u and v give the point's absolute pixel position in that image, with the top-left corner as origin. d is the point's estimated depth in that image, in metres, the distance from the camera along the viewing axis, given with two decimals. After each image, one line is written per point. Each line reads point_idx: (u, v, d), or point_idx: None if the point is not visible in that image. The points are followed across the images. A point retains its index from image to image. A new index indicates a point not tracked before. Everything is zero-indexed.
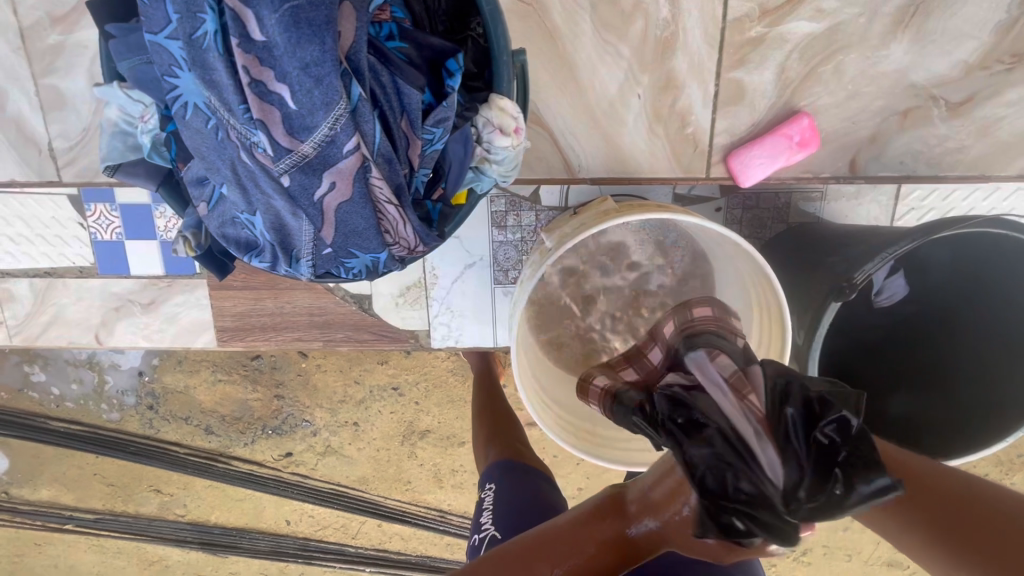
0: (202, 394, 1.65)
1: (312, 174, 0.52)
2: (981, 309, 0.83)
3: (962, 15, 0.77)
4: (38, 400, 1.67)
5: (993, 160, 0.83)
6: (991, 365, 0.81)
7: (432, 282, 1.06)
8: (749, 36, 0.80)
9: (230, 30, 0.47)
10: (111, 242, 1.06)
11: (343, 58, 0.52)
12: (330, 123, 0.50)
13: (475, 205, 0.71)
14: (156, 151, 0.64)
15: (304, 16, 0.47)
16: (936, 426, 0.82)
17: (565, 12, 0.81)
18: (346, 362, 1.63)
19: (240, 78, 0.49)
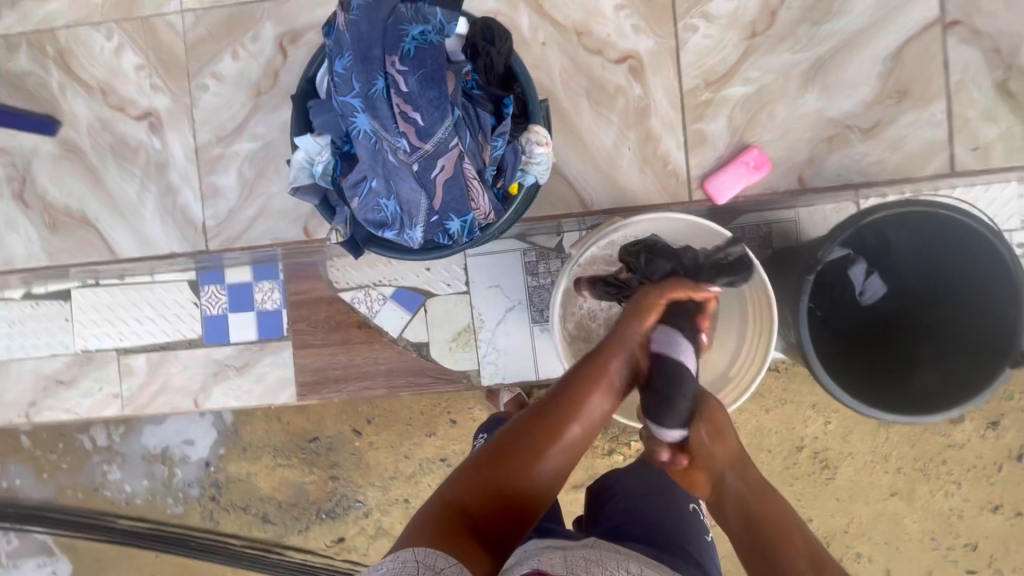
0: (262, 480, 1.56)
1: (432, 172, 0.59)
2: (955, 283, 0.94)
3: (851, 69, 0.93)
4: (112, 499, 1.61)
5: (908, 166, 0.94)
6: (966, 320, 0.92)
7: (479, 325, 1.26)
8: (701, 100, 0.96)
9: (393, 80, 0.57)
10: (217, 315, 1.31)
11: (452, 93, 0.59)
12: (450, 135, 0.58)
13: (530, 203, 0.73)
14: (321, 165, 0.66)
15: (435, 71, 0.57)
16: (950, 385, 0.90)
17: (563, 81, 0.96)
18: (396, 437, 1.53)
19: (389, 121, 0.57)
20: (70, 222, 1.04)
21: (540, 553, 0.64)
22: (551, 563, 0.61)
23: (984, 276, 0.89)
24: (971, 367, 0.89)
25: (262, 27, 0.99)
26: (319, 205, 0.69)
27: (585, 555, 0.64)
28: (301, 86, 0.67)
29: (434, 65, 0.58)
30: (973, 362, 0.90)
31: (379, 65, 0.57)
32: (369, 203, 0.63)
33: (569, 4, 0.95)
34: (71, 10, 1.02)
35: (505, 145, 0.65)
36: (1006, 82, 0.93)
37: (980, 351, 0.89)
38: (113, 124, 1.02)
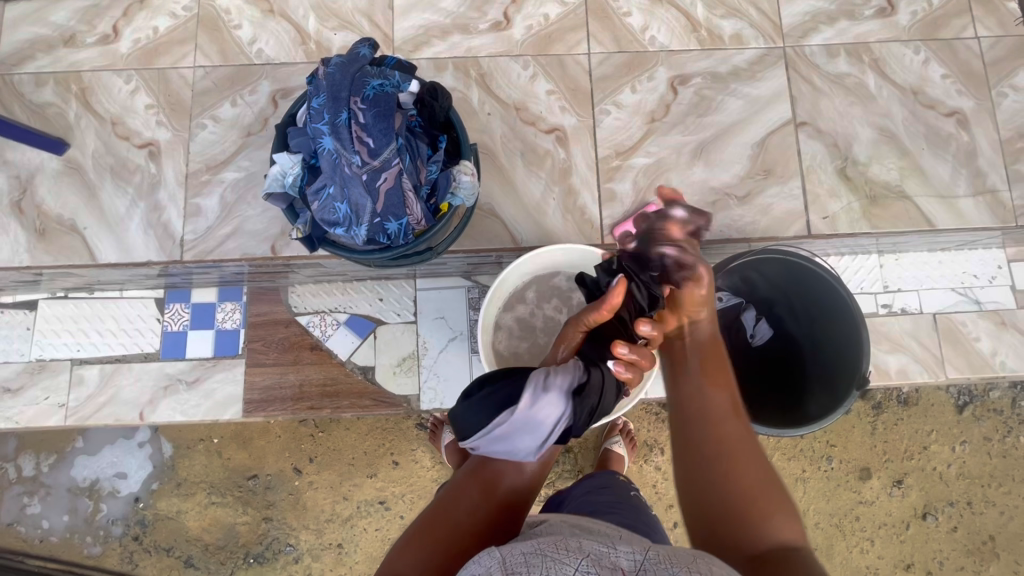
0: (192, 519, 1.48)
1: (378, 181, 0.76)
2: (821, 325, 1.12)
3: (727, 151, 1.20)
4: (24, 536, 1.48)
5: (776, 228, 1.18)
6: (830, 350, 1.11)
7: (423, 352, 1.38)
8: (614, 165, 1.19)
9: (354, 113, 0.76)
10: (177, 331, 1.39)
11: (398, 127, 0.78)
12: (394, 156, 0.76)
13: (460, 223, 0.87)
14: (290, 174, 0.82)
15: (387, 109, 0.77)
16: (827, 405, 1.07)
17: (503, 145, 1.19)
18: (336, 477, 1.49)
19: (348, 142, 0.75)
20: (59, 229, 1.17)
21: (473, 564, 0.56)
22: (486, 569, 0.54)
23: (839, 314, 1.07)
24: (839, 387, 1.06)
25: (260, 83, 1.21)
26: (285, 210, 0.85)
27: (523, 547, 0.57)
28: (283, 119, 0.86)
29: (387, 105, 0.77)
30: (838, 383, 1.07)
31: (345, 103, 0.76)
32: (326, 205, 0.79)
33: (511, 86, 1.21)
34: (100, 58, 1.22)
35: (440, 172, 0.84)
36: (845, 169, 1.20)
37: (842, 374, 1.07)
38: (117, 150, 1.19)
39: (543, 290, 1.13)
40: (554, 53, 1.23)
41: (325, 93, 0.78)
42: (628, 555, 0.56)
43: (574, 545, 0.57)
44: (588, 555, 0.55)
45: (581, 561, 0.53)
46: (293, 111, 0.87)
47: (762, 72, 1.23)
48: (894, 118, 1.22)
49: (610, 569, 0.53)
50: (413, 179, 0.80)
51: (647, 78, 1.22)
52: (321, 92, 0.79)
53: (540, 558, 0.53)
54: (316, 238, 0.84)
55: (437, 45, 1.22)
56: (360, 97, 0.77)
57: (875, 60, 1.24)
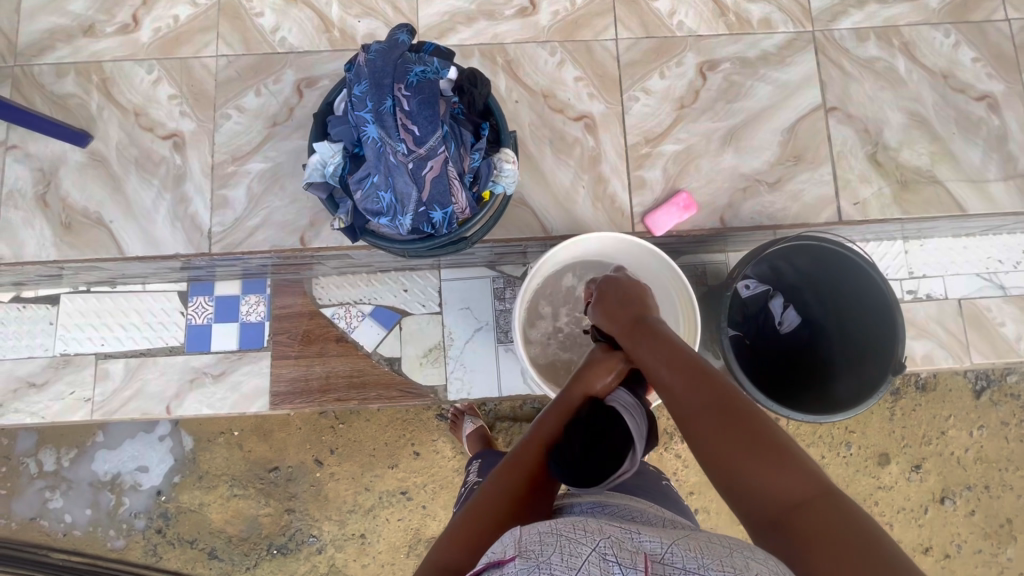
0: (216, 511, 1.48)
1: (424, 169, 0.75)
2: (851, 311, 1.12)
3: (757, 137, 1.19)
4: (48, 530, 1.49)
5: (807, 215, 1.18)
6: (860, 335, 1.11)
7: (449, 343, 1.38)
8: (643, 153, 1.18)
9: (399, 100, 0.75)
10: (201, 324, 1.38)
11: (442, 113, 0.77)
12: (440, 144, 0.75)
13: (500, 212, 0.86)
14: (331, 163, 0.81)
15: (431, 96, 0.76)
16: (860, 390, 1.07)
17: (531, 133, 1.18)
18: (358, 468, 1.50)
19: (393, 130, 0.74)
20: (84, 222, 1.15)
21: (498, 542, 0.55)
22: (503, 547, 0.54)
23: (872, 300, 1.07)
24: (871, 372, 1.07)
25: (284, 72, 1.20)
26: (324, 199, 0.84)
27: (540, 524, 0.56)
28: (321, 107, 0.85)
29: (431, 92, 0.76)
30: (870, 367, 1.07)
31: (389, 90, 0.76)
32: (371, 193, 0.78)
33: (538, 73, 1.20)
34: (120, 47, 1.20)
35: (482, 160, 0.83)
36: (875, 154, 1.19)
37: (874, 359, 1.07)
38: (141, 141, 1.17)
39: (579, 277, 1.14)
40: (582, 39, 1.21)
41: (367, 81, 0.77)
42: (651, 539, 0.55)
43: (594, 526, 0.55)
44: (610, 536, 0.54)
45: (600, 543, 0.52)
46: (331, 99, 0.86)
47: (791, 57, 1.22)
48: (925, 103, 1.21)
49: (632, 551, 0.51)
50: (457, 166, 0.79)
51: (675, 64, 1.21)
52: (363, 80, 0.78)
53: (560, 536, 0.52)
54: (358, 227, 0.83)
55: (462, 32, 1.21)
56: (404, 84, 0.76)
57: (906, 44, 1.23)
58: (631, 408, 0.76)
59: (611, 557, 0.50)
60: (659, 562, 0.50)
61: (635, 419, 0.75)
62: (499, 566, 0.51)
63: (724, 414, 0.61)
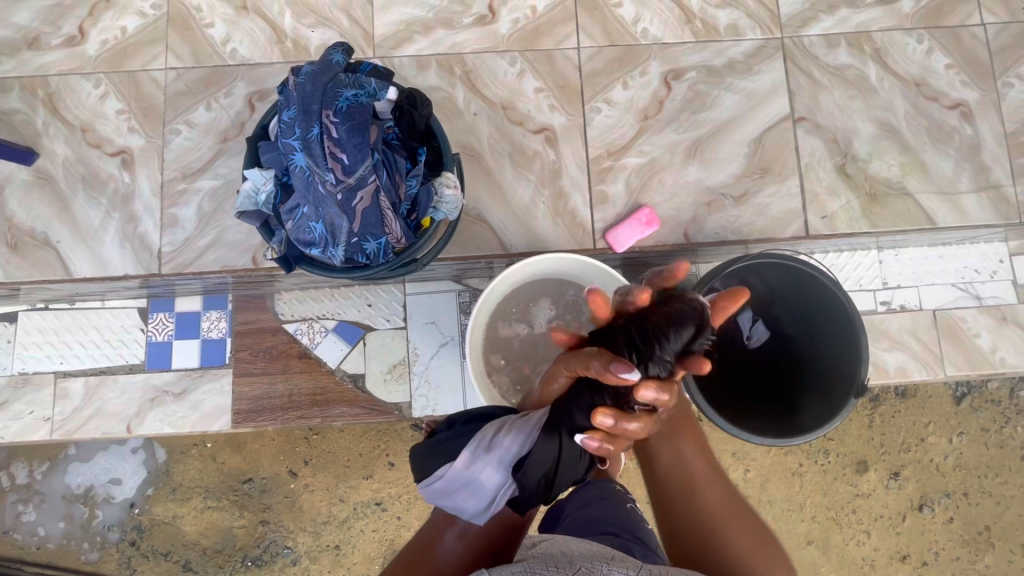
0: (189, 523, 1.47)
1: (354, 200, 0.72)
2: (817, 328, 1.09)
3: (723, 149, 1.16)
4: (21, 544, 1.48)
5: (774, 229, 1.14)
6: (825, 353, 1.08)
7: (413, 359, 1.35)
8: (605, 166, 1.15)
9: (327, 128, 0.72)
10: (162, 341, 1.36)
11: (374, 140, 0.74)
12: (370, 174, 0.72)
13: (446, 237, 0.83)
14: (263, 191, 0.78)
15: (361, 123, 0.72)
16: (823, 411, 1.05)
17: (490, 147, 1.15)
18: (332, 479, 1.48)
19: (320, 159, 0.71)
20: (32, 243, 1.13)
21: None
22: None
23: (838, 319, 1.04)
24: (834, 393, 1.05)
25: (235, 85, 1.16)
26: (259, 228, 0.81)
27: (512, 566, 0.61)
28: (255, 131, 0.81)
29: (360, 119, 0.73)
30: (833, 388, 1.05)
31: (317, 117, 0.72)
32: (302, 224, 0.75)
33: (497, 84, 1.16)
34: (67, 61, 1.17)
35: (420, 186, 0.80)
36: (844, 166, 1.16)
37: (838, 379, 1.05)
38: (89, 158, 1.14)
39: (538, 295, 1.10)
40: (542, 48, 1.17)
41: (295, 107, 0.73)
42: (613, 568, 0.62)
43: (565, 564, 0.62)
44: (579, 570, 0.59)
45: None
46: (265, 123, 0.82)
47: (759, 65, 1.18)
48: (896, 111, 1.17)
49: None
50: (392, 195, 0.76)
51: (639, 73, 1.17)
52: (292, 105, 0.75)
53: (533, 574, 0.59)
54: (293, 257, 0.80)
55: (419, 42, 1.17)
56: (332, 110, 0.72)
57: (877, 50, 1.19)
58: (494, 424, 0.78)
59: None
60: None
61: (487, 432, 0.76)
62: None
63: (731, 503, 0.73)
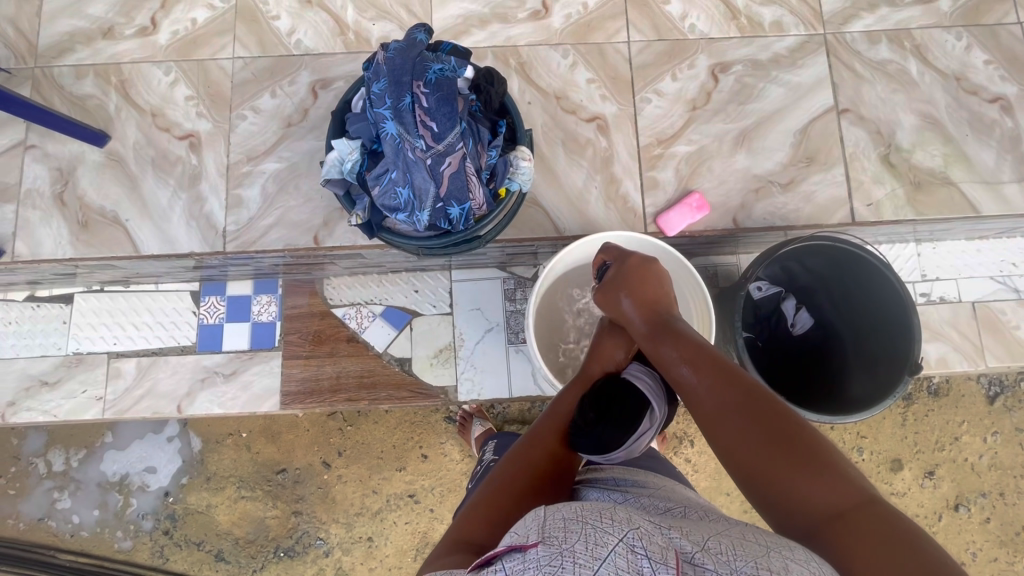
0: (223, 513, 1.47)
1: (443, 166, 0.76)
2: (865, 310, 1.11)
3: (769, 138, 1.19)
4: (55, 531, 1.48)
5: (820, 217, 1.17)
6: (874, 335, 1.10)
7: (459, 344, 1.38)
8: (655, 154, 1.19)
9: (418, 97, 0.76)
10: (213, 324, 1.39)
11: (461, 110, 0.78)
12: (459, 142, 0.76)
13: (519, 209, 0.86)
14: (349, 159, 0.81)
15: (449, 93, 0.76)
16: (878, 389, 1.06)
17: (544, 133, 1.19)
18: (366, 471, 1.49)
19: (412, 127, 0.75)
20: (101, 220, 1.16)
21: (521, 523, 0.54)
22: (526, 531, 0.52)
23: (886, 300, 1.06)
24: (887, 372, 1.06)
25: (299, 74, 1.21)
26: (341, 196, 0.84)
27: (566, 509, 0.54)
28: (339, 105, 0.85)
29: (448, 89, 0.77)
30: (885, 367, 1.07)
31: (408, 87, 0.76)
32: (389, 190, 0.79)
33: (551, 75, 1.21)
34: (139, 50, 1.22)
35: (499, 157, 0.83)
36: (888, 155, 1.19)
37: (889, 359, 1.06)
38: (158, 141, 1.19)
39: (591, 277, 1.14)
40: (594, 41, 1.22)
41: (386, 78, 0.77)
42: (680, 536, 0.52)
43: (621, 515, 0.54)
44: (638, 526, 0.52)
45: (628, 530, 0.51)
46: (347, 99, 0.86)
47: (803, 59, 1.22)
48: (937, 104, 1.21)
49: (662, 545, 0.49)
50: (475, 163, 0.79)
51: (687, 66, 1.22)
52: (381, 77, 0.79)
53: (585, 524, 0.51)
54: (374, 223, 0.84)
55: (476, 34, 1.22)
56: (422, 81, 0.76)
57: (918, 47, 1.23)
58: (642, 373, 0.83)
59: (641, 551, 0.47)
60: (690, 559, 0.48)
61: (646, 379, 0.82)
62: (521, 550, 0.48)
63: (758, 418, 0.61)
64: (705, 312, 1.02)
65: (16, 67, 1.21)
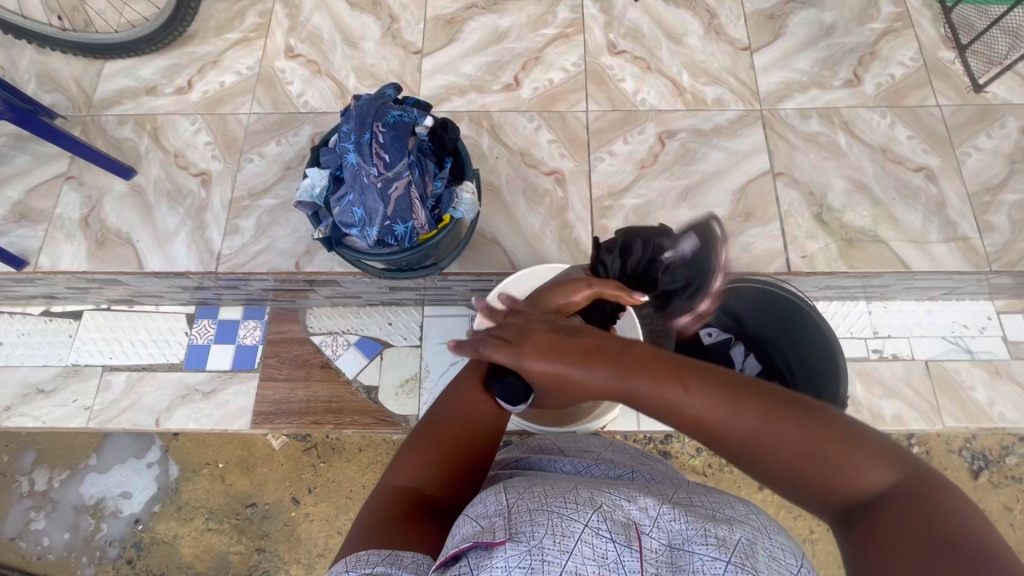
0: (187, 545, 1.47)
1: (391, 189, 0.90)
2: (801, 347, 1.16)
3: (709, 195, 1.32)
4: (25, 552, 1.49)
5: (759, 266, 1.27)
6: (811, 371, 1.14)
7: (424, 375, 1.45)
8: (606, 204, 1.32)
9: (376, 133, 0.92)
10: (201, 344, 1.50)
11: (412, 146, 0.94)
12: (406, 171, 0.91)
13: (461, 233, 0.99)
14: (317, 183, 0.96)
15: (402, 131, 0.93)
16: None
17: (507, 183, 1.35)
18: (333, 510, 1.47)
19: (368, 157, 0.91)
20: (116, 241, 1.33)
21: (482, 508, 0.52)
22: (490, 526, 0.48)
23: (814, 335, 1.11)
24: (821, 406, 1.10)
25: (303, 128, 1.42)
26: (310, 216, 0.98)
27: (529, 499, 0.51)
28: (317, 143, 1.02)
29: (403, 128, 0.93)
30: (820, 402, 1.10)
31: (369, 126, 0.93)
32: (348, 209, 0.93)
33: (516, 135, 1.39)
34: (173, 105, 1.46)
35: (445, 188, 0.98)
36: (821, 215, 1.30)
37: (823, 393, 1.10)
38: (176, 178, 1.38)
39: None
40: (556, 109, 1.41)
41: (352, 118, 0.94)
42: (638, 503, 0.53)
43: (583, 496, 0.52)
44: (599, 506, 0.51)
45: (591, 513, 0.50)
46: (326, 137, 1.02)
47: (741, 130, 1.38)
48: (865, 172, 1.34)
49: (623, 523, 0.50)
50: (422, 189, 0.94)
51: (637, 132, 1.38)
52: (350, 119, 0.96)
53: (550, 514, 0.49)
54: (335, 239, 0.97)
55: (455, 101, 1.42)
56: (380, 121, 0.93)
57: (845, 122, 1.38)
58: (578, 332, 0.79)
59: (604, 533, 0.48)
60: (646, 532, 0.50)
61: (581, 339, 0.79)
62: (488, 549, 0.46)
63: (779, 424, 0.50)
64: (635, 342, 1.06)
65: (71, 115, 1.45)
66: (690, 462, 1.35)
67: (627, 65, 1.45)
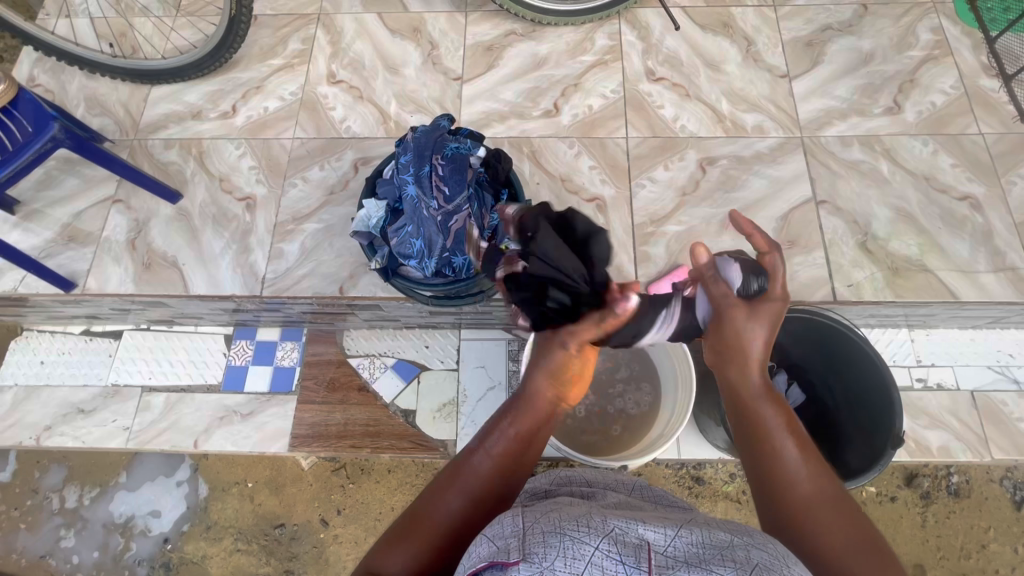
0: (216, 566, 1.46)
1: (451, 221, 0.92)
2: (850, 377, 1.14)
3: (752, 222, 1.32)
4: (56, 570, 1.48)
5: (804, 294, 1.26)
6: (862, 401, 1.12)
7: (462, 400, 1.45)
8: (648, 231, 1.32)
9: (436, 167, 0.94)
10: (239, 365, 1.51)
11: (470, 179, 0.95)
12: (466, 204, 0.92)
13: None
14: (375, 213, 0.97)
15: (461, 165, 0.94)
16: (871, 456, 1.07)
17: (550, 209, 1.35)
18: (363, 533, 1.46)
19: (428, 190, 0.92)
20: (162, 264, 1.35)
21: (493, 534, 0.52)
22: (504, 547, 0.49)
23: (865, 367, 1.09)
24: (875, 439, 1.07)
25: (345, 153, 1.43)
26: (365, 246, 0.99)
27: (543, 524, 0.51)
28: (372, 173, 1.03)
29: (461, 162, 0.95)
30: (874, 435, 1.08)
31: (428, 160, 0.94)
32: (406, 240, 0.94)
33: (558, 161, 1.40)
34: (218, 129, 1.48)
35: None
36: (865, 243, 1.29)
37: (876, 426, 1.08)
38: (221, 201, 1.40)
39: None
40: (597, 136, 1.42)
41: (411, 151, 0.96)
42: (652, 528, 0.51)
43: (594, 522, 0.51)
44: (609, 530, 0.50)
45: (602, 536, 0.49)
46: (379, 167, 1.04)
47: (782, 157, 1.38)
48: (909, 200, 1.33)
49: (634, 544, 0.48)
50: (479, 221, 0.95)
51: (678, 158, 1.39)
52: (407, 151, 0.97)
53: (562, 537, 0.48)
54: (390, 269, 0.98)
55: (496, 127, 1.44)
56: (439, 155, 0.95)
57: (887, 150, 1.38)
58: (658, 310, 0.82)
59: (614, 556, 0.46)
60: (661, 552, 0.48)
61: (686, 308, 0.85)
62: (502, 569, 0.46)
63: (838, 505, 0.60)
64: (687, 375, 1.04)
65: (118, 139, 1.48)
66: (724, 488, 1.34)
67: (666, 91, 1.46)
